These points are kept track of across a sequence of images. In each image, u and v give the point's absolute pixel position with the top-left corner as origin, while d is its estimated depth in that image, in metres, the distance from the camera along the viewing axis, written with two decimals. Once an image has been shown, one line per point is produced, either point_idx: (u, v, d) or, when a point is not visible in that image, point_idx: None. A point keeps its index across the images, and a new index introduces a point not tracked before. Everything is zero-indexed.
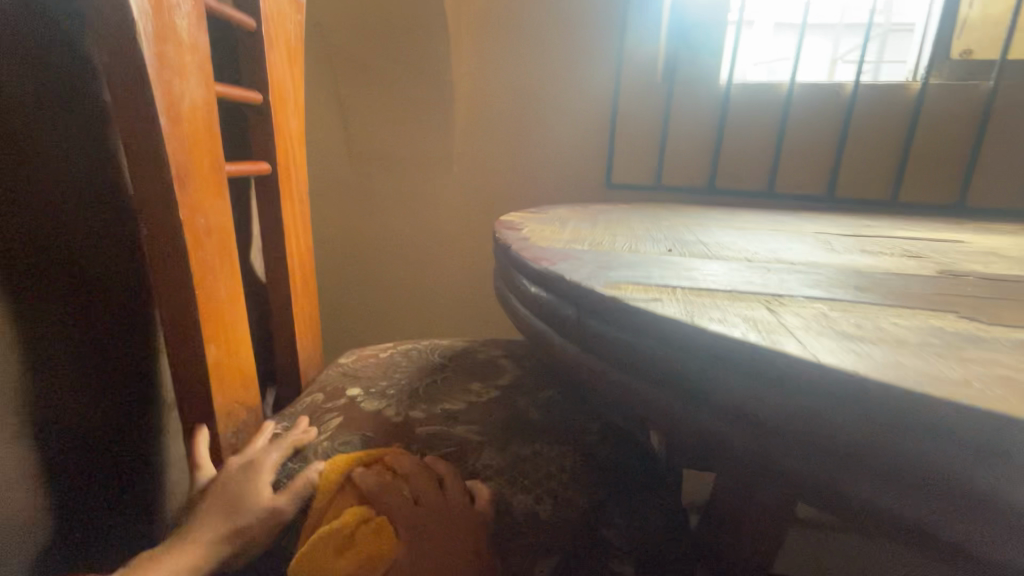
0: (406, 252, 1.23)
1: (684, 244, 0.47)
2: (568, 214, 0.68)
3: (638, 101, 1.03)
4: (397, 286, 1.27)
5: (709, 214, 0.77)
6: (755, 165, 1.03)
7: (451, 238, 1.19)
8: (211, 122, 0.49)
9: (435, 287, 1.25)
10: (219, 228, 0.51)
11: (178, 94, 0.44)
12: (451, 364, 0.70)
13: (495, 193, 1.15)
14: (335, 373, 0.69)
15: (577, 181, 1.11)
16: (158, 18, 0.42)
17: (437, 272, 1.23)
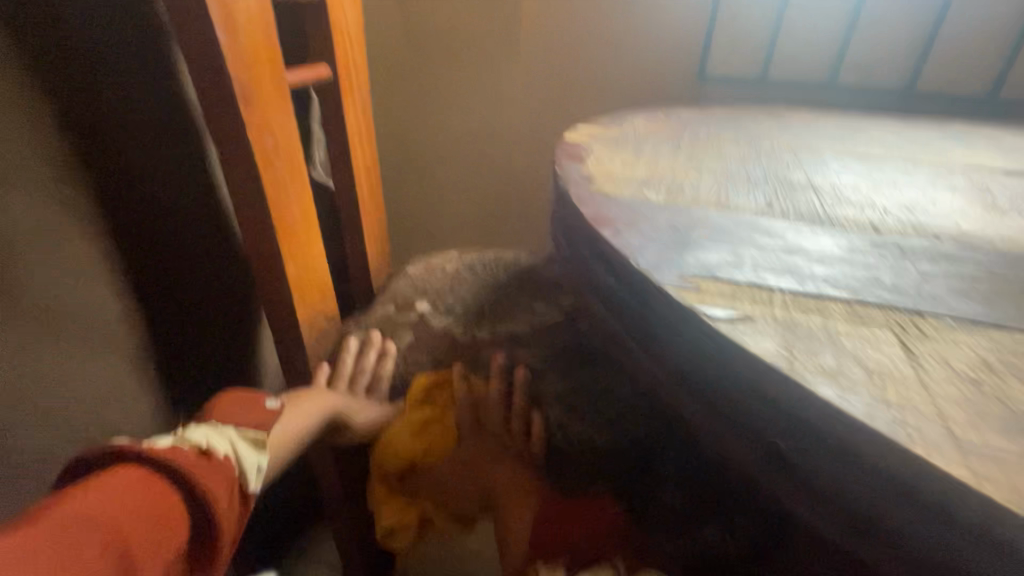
0: (450, 143, 1.05)
1: (804, 192, 0.37)
2: (644, 125, 0.58)
3: None
4: (439, 185, 1.09)
5: (830, 125, 0.63)
6: (897, 55, 0.83)
7: (506, 138, 1.02)
8: (270, 32, 0.44)
9: (481, 184, 1.08)
10: (289, 146, 0.48)
11: (233, 3, 0.40)
12: (514, 280, 0.65)
13: (558, 74, 0.96)
14: (404, 283, 0.67)
15: (660, 70, 0.93)
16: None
17: (491, 178, 1.07)
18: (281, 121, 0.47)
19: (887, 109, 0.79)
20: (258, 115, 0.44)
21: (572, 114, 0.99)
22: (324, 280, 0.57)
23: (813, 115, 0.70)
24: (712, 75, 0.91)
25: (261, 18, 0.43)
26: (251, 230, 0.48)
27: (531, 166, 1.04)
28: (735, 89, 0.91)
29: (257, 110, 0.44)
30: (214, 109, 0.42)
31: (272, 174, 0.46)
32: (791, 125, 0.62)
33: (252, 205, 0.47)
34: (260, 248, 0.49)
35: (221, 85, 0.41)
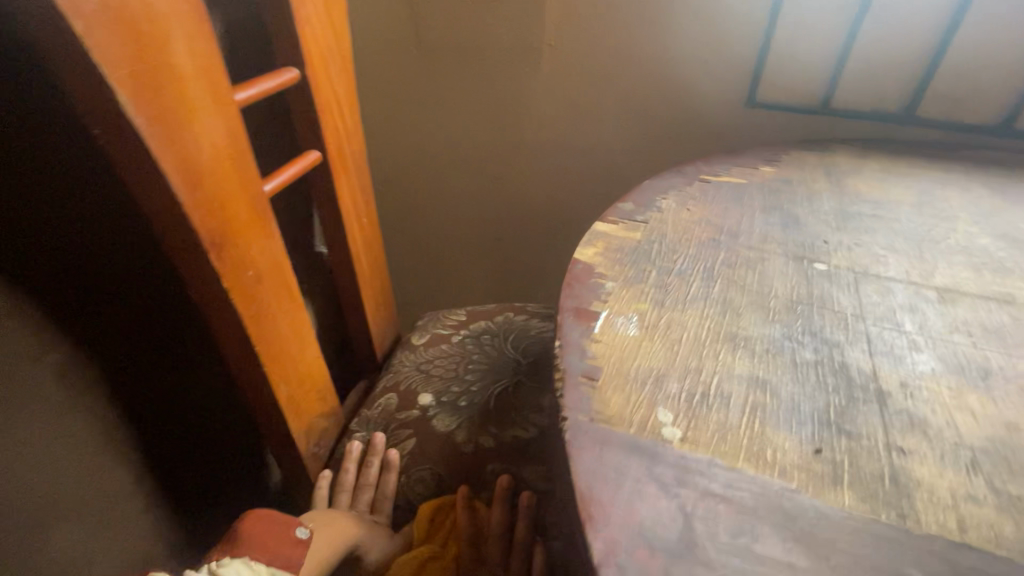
0: (453, 157, 0.95)
1: (882, 402, 0.29)
2: (679, 219, 0.49)
3: None
4: (442, 199, 1.00)
5: (897, 206, 0.53)
6: (988, 87, 0.69)
7: (526, 154, 0.92)
8: (243, 152, 0.37)
9: (485, 201, 0.98)
10: (275, 267, 0.42)
11: (190, 140, 0.33)
12: (524, 362, 0.60)
13: (577, 86, 0.84)
14: (406, 363, 0.61)
15: (706, 95, 0.80)
16: (136, 43, 0.28)
17: (511, 198, 0.97)
18: (262, 245, 0.40)
19: (979, 157, 0.67)
20: (234, 251, 0.37)
21: (602, 131, 0.87)
22: (323, 385, 0.52)
23: (887, 179, 0.59)
24: (765, 101, 0.78)
25: (229, 140, 0.36)
26: (235, 363, 0.43)
27: (553, 186, 0.94)
28: (789, 117, 0.79)
29: (230, 247, 0.37)
30: (179, 255, 0.36)
31: (254, 307, 0.40)
32: (851, 208, 0.52)
33: (234, 341, 0.41)
34: (247, 377, 0.44)
35: (183, 235, 0.34)
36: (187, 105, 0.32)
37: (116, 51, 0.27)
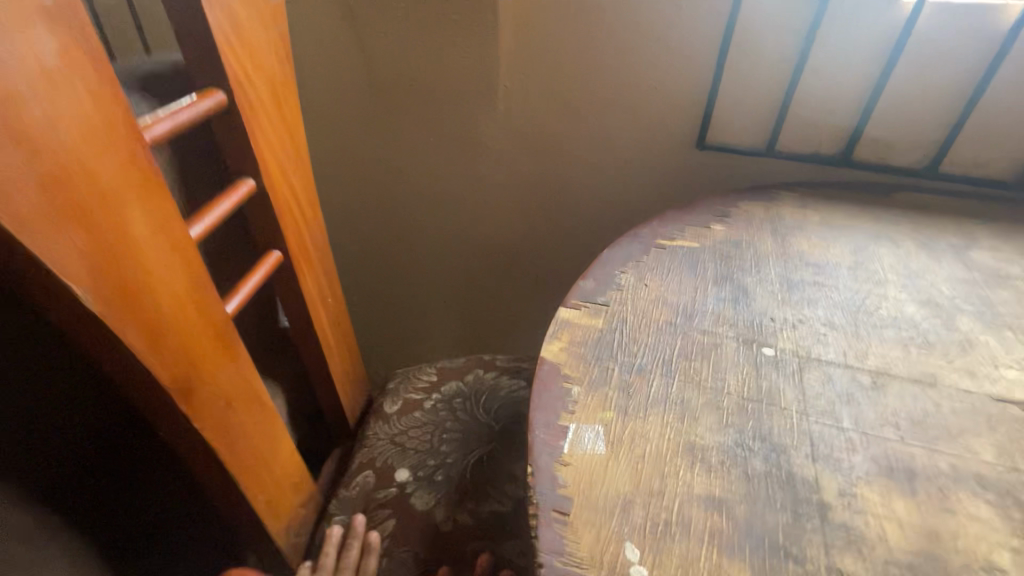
0: (416, 187, 1.00)
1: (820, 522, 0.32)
2: (639, 297, 0.52)
3: (772, 20, 0.72)
4: (404, 227, 1.06)
5: (835, 268, 0.57)
6: (917, 135, 0.74)
7: (480, 182, 0.97)
8: (205, 289, 0.37)
9: (443, 229, 1.05)
10: (245, 386, 0.42)
11: (148, 300, 0.32)
12: (496, 429, 0.61)
13: (529, 126, 0.89)
14: (381, 435, 0.61)
15: (657, 138, 0.85)
16: (84, 228, 0.28)
17: (467, 223, 1.03)
18: (230, 371, 0.40)
19: (909, 201, 0.72)
20: (201, 390, 0.37)
21: (553, 164, 0.92)
22: (301, 478, 0.52)
23: (827, 236, 0.63)
24: (713, 144, 0.83)
25: (190, 283, 0.35)
26: (210, 483, 0.43)
27: (504, 211, 1.00)
28: (738, 159, 0.82)
29: (197, 386, 0.37)
30: (144, 404, 0.35)
31: (225, 433, 0.40)
32: (794, 275, 0.56)
33: (206, 467, 0.41)
34: (223, 494, 0.44)
35: (147, 389, 0.34)
36: (143, 267, 0.32)
37: (64, 244, 0.27)
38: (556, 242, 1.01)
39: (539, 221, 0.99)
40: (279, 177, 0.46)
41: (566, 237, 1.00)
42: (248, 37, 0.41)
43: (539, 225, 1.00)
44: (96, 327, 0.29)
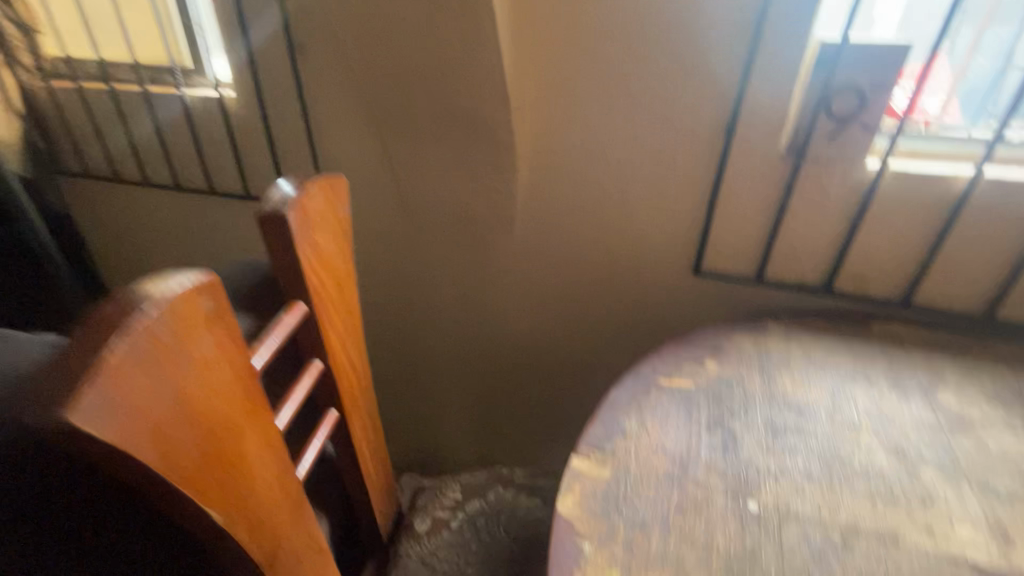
0: (440, 289, 1.12)
1: None
2: (641, 445, 0.60)
3: (757, 171, 0.83)
4: (427, 321, 1.18)
5: (813, 411, 0.65)
6: (891, 271, 0.83)
7: (497, 289, 1.08)
8: (287, 474, 0.46)
9: (463, 326, 1.16)
10: (311, 540, 0.50)
11: (255, 501, 0.41)
12: (517, 550, 0.69)
13: (542, 247, 1.00)
14: (412, 554, 0.68)
15: (656, 262, 0.94)
16: (223, 467, 0.37)
17: (486, 322, 1.14)
18: (302, 532, 0.49)
19: (884, 333, 0.80)
20: (284, 556, 0.46)
21: (564, 277, 1.02)
22: None
23: (809, 374, 0.71)
24: (709, 271, 0.91)
25: (278, 473, 0.44)
26: None
27: (520, 314, 1.10)
28: (730, 284, 0.91)
29: (283, 554, 0.45)
30: None
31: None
32: (777, 418, 0.64)
33: None
34: None
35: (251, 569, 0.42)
36: (254, 476, 0.41)
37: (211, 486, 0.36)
38: (566, 347, 1.10)
39: (552, 324, 1.08)
40: (339, 354, 0.56)
41: (575, 344, 1.09)
42: (323, 250, 0.51)
43: (553, 327, 1.09)
44: (227, 538, 0.38)
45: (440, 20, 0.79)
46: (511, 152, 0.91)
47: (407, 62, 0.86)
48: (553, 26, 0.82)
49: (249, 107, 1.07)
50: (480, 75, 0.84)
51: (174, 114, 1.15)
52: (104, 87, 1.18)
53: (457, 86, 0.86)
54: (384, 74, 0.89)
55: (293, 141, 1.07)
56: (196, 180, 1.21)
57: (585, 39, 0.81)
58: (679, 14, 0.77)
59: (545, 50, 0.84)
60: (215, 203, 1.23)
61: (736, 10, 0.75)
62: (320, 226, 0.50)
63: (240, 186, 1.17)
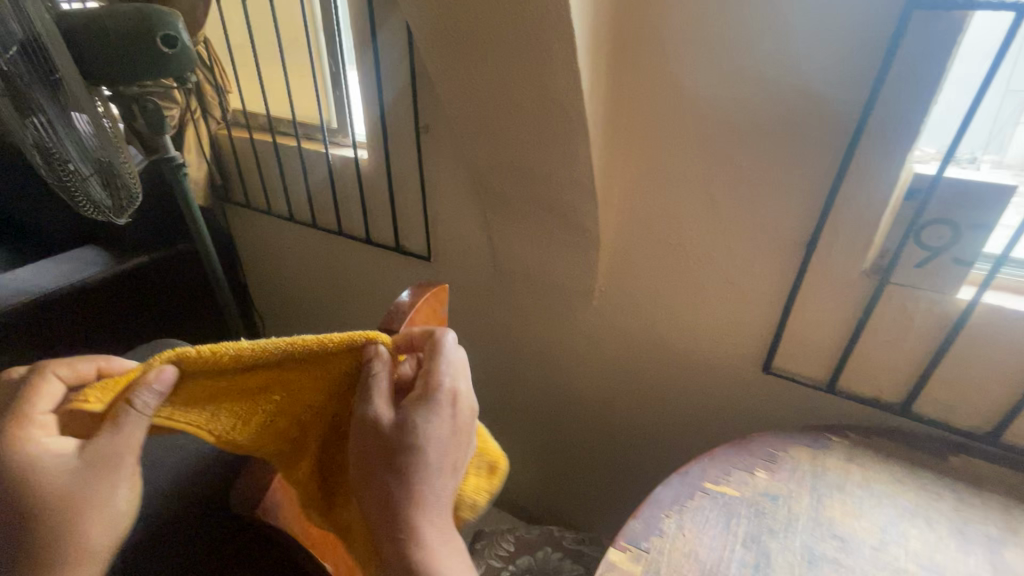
0: (520, 343, 1.24)
1: None
2: (674, 548, 0.66)
3: (832, 288, 0.83)
4: (507, 368, 1.30)
5: (857, 548, 0.66)
6: (978, 402, 0.79)
7: (571, 350, 1.17)
8: None
9: (537, 379, 1.26)
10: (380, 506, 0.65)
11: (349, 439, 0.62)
12: None
13: (616, 321, 1.08)
14: None
15: (726, 353, 0.97)
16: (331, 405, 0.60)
17: (557, 378, 1.22)
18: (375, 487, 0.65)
19: (961, 470, 0.77)
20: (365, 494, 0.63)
21: (634, 351, 1.08)
22: None
23: (863, 502, 0.72)
24: (778, 369, 0.93)
25: None
26: None
27: (589, 378, 1.17)
28: (798, 384, 0.92)
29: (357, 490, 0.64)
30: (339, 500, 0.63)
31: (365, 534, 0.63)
32: (816, 546, 0.66)
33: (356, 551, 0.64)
34: None
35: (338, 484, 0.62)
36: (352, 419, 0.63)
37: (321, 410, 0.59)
38: (629, 413, 1.15)
39: (617, 393, 1.15)
40: None
41: (638, 412, 1.14)
42: None
43: (619, 395, 1.15)
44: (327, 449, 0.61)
45: (541, 129, 0.88)
46: (594, 238, 0.99)
47: (507, 154, 0.97)
48: (640, 132, 0.88)
49: (377, 170, 1.24)
50: (570, 173, 0.92)
51: (318, 168, 1.36)
52: (268, 140, 1.42)
53: (548, 177, 0.95)
54: (487, 160, 1.01)
55: (408, 201, 1.23)
56: (329, 220, 1.43)
57: (671, 145, 0.86)
58: (766, 137, 0.79)
59: (635, 149, 0.90)
60: (341, 240, 1.45)
61: (827, 139, 0.75)
62: (424, 331, 0.64)
63: (362, 231, 1.37)
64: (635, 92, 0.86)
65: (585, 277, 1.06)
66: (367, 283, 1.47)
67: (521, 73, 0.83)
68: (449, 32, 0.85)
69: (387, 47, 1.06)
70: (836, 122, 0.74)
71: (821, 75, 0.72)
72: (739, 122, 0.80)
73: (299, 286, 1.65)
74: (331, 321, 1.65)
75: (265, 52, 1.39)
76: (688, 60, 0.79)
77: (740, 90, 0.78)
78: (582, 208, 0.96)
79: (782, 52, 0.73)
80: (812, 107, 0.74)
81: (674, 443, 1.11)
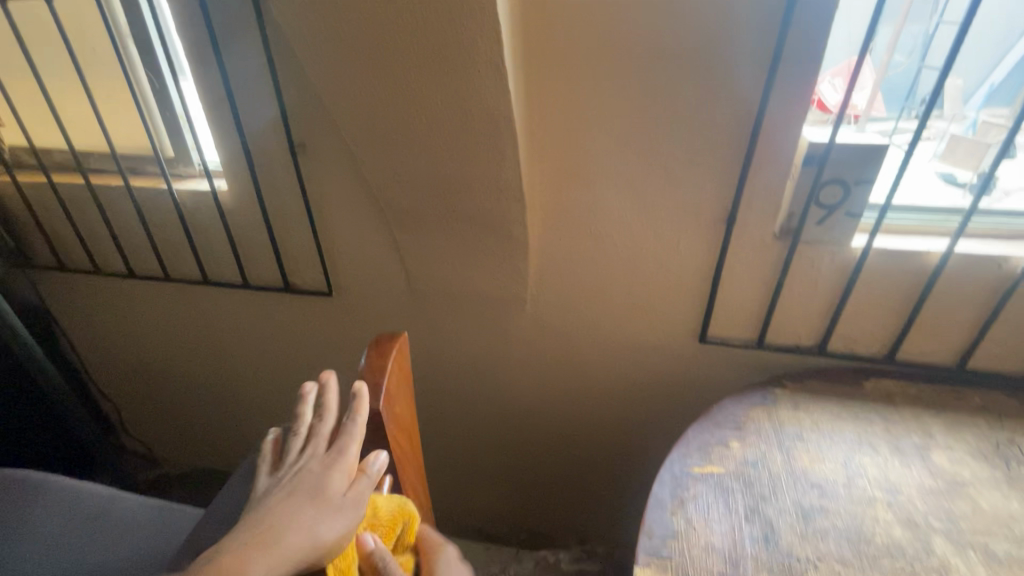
0: (454, 365, 1.15)
1: None
2: (691, 547, 0.65)
3: (752, 254, 0.89)
4: (442, 395, 1.20)
5: (835, 491, 0.72)
6: (875, 332, 0.91)
7: (509, 362, 1.12)
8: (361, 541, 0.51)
9: (478, 398, 1.19)
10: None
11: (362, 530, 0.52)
12: None
13: (554, 322, 1.04)
14: None
15: (665, 333, 1.00)
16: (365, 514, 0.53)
17: (499, 392, 1.17)
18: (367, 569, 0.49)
19: (877, 392, 0.88)
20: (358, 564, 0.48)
21: (576, 350, 1.07)
22: None
23: (822, 445, 0.79)
24: (713, 338, 0.98)
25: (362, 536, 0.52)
26: None
27: (533, 385, 1.14)
28: (731, 347, 0.98)
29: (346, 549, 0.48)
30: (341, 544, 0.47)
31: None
32: (804, 499, 0.71)
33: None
34: None
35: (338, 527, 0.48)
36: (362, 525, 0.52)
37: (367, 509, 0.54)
38: (578, 411, 1.14)
39: (564, 392, 1.13)
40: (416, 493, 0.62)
41: (588, 408, 1.13)
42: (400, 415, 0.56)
43: (565, 394, 1.13)
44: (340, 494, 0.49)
45: (454, 133, 0.80)
46: (521, 244, 0.94)
47: (413, 165, 0.86)
48: (555, 127, 0.84)
49: (246, 200, 1.04)
50: (490, 179, 0.85)
51: (160, 208, 1.10)
52: (79, 181, 1.11)
53: (465, 186, 0.87)
54: (388, 175, 0.89)
55: (293, 232, 1.05)
56: (187, 269, 1.18)
57: (588, 136, 0.84)
58: (680, 117, 0.80)
59: (552, 146, 0.86)
60: (208, 290, 1.20)
61: (735, 115, 0.78)
62: (400, 397, 0.54)
63: (237, 275, 1.15)
64: (543, 85, 0.81)
65: (516, 284, 1.01)
66: (253, 334, 1.25)
67: (426, 72, 0.73)
68: (329, 30, 0.72)
69: (238, 53, 0.87)
70: (743, 96, 0.77)
71: (725, 52, 0.74)
72: (652, 104, 0.80)
73: (158, 353, 1.35)
74: (210, 387, 1.38)
75: (48, 68, 1.07)
76: (595, 49, 0.77)
77: (650, 72, 0.77)
78: (505, 214, 0.90)
79: (686, 32, 0.74)
80: (719, 84, 0.77)
81: (626, 429, 1.13)
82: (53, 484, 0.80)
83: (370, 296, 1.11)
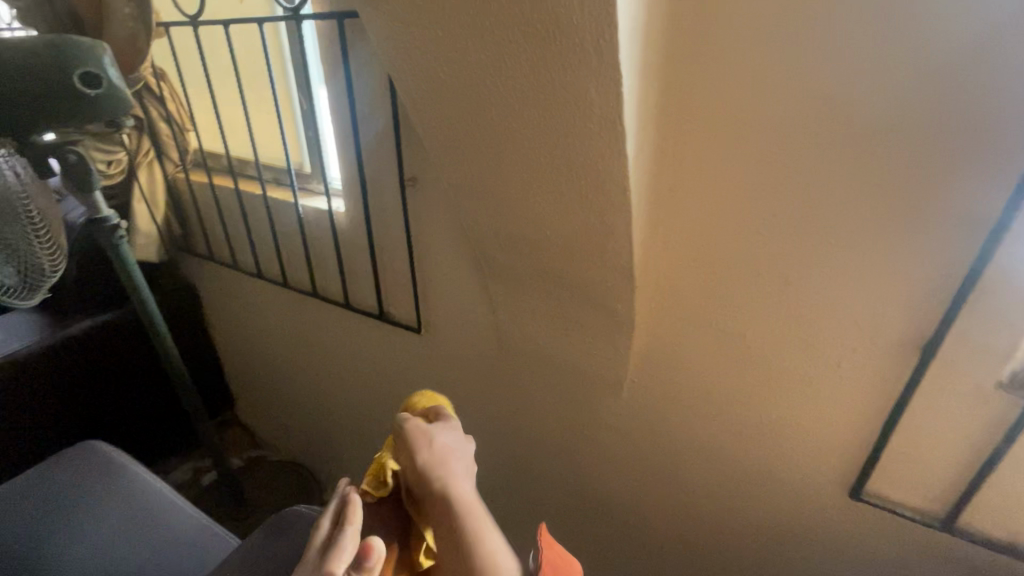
0: (535, 430, 1.04)
1: None
2: None
3: (957, 406, 0.62)
4: (519, 455, 1.10)
5: None
6: None
7: (596, 444, 0.97)
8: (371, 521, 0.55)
9: (556, 471, 1.06)
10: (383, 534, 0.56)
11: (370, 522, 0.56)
12: None
13: (654, 417, 0.87)
14: None
15: (799, 468, 0.77)
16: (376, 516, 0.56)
17: (580, 472, 1.03)
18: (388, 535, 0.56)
19: None
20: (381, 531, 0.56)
21: (677, 454, 0.88)
22: None
23: None
24: (870, 495, 0.72)
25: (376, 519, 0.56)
26: None
27: (620, 477, 0.97)
28: (895, 513, 0.71)
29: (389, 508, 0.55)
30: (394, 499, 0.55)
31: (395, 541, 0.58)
32: None
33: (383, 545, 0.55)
34: None
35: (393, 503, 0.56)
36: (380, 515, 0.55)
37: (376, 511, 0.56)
38: (669, 521, 0.95)
39: (655, 496, 0.94)
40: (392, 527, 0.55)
41: (681, 521, 0.93)
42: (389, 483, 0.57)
43: (656, 499, 0.95)
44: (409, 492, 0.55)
45: (562, 192, 0.68)
46: (625, 325, 0.78)
47: (514, 219, 0.76)
48: (689, 193, 0.67)
49: (356, 225, 1.04)
50: (598, 249, 0.71)
51: (286, 220, 1.15)
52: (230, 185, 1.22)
53: (568, 251, 0.75)
54: (489, 226, 0.80)
55: (394, 263, 1.03)
56: (302, 278, 1.22)
57: (730, 212, 0.66)
58: (871, 204, 0.58)
59: (681, 216, 0.69)
60: (317, 302, 1.24)
61: (963, 211, 0.54)
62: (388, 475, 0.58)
63: (341, 293, 1.16)
64: (682, 143, 0.65)
65: (614, 366, 0.85)
66: (349, 352, 1.26)
67: (536, 124, 0.63)
68: (440, 68, 0.64)
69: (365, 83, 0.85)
70: (981, 187, 0.52)
71: (964, 124, 0.50)
72: (831, 182, 0.59)
73: (272, 348, 1.44)
74: (309, 389, 1.44)
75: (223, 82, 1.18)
76: (759, 105, 0.59)
77: (835, 139, 0.56)
78: (611, 288, 0.75)
79: (906, 92, 0.51)
80: (946, 165, 0.53)
81: (727, 562, 0.91)
82: (135, 477, 0.85)
83: (459, 341, 1.04)
